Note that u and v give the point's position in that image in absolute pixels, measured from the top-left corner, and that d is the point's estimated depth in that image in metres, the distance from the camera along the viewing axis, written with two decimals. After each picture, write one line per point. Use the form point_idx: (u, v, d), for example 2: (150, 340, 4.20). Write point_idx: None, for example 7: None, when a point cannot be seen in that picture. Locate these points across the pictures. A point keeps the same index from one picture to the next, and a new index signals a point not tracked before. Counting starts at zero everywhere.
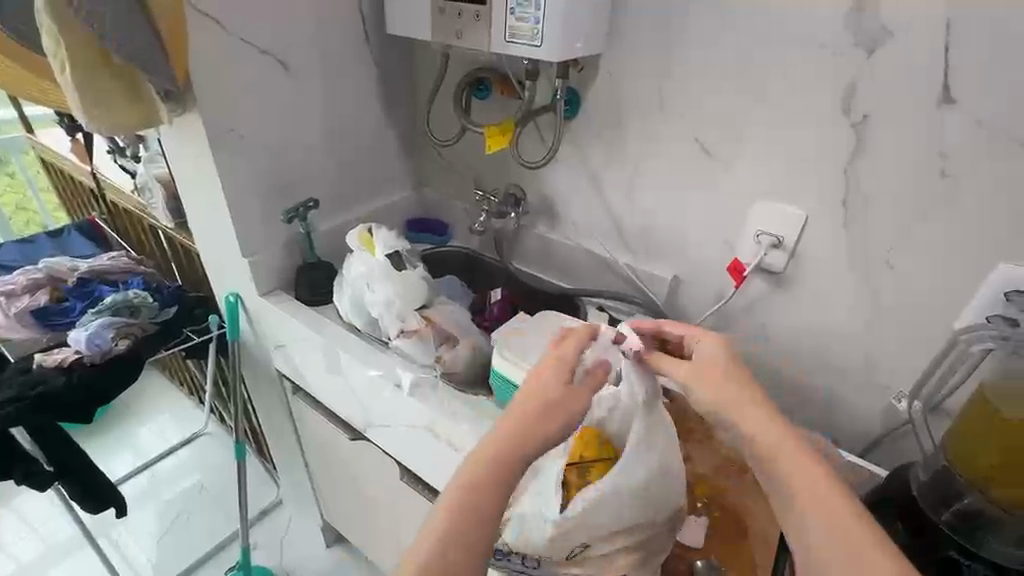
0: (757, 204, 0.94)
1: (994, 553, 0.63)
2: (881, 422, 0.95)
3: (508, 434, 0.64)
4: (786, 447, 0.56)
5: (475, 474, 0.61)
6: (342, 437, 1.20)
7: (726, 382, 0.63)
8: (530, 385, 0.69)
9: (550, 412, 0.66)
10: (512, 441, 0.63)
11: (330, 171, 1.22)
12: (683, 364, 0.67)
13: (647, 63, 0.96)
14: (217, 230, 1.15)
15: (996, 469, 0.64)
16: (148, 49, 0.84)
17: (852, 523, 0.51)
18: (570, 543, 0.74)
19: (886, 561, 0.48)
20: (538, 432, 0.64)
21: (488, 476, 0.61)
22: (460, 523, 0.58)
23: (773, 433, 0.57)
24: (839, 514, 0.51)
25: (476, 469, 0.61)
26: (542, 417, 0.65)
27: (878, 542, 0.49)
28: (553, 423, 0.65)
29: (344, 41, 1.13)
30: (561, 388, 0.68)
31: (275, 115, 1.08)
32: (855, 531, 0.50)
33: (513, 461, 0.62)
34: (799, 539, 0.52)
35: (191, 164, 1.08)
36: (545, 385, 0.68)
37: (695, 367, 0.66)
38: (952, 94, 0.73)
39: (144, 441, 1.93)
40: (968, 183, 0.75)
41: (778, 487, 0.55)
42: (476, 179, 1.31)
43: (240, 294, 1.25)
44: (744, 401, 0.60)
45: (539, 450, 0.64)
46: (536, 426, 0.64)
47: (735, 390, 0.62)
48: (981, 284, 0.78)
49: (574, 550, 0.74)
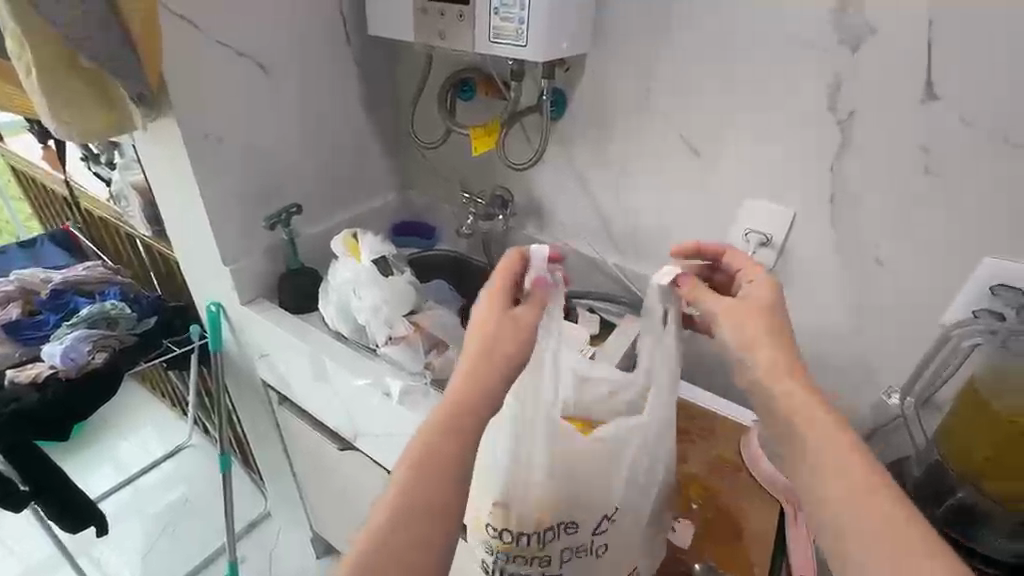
0: (745, 202, 0.94)
1: (994, 548, 0.63)
2: (872, 418, 0.95)
3: (451, 397, 0.60)
4: (815, 409, 0.54)
5: (426, 443, 0.57)
6: (330, 447, 1.18)
7: (766, 325, 0.61)
8: (472, 337, 0.64)
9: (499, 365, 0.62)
10: (464, 403, 0.59)
11: (312, 176, 1.20)
12: (728, 300, 0.64)
13: (632, 62, 0.96)
14: (197, 239, 1.12)
15: (989, 463, 0.66)
16: (120, 53, 0.82)
17: (884, 505, 0.48)
18: (595, 514, 0.74)
19: (901, 519, 0.47)
20: (481, 383, 0.61)
21: (440, 444, 0.57)
22: (415, 496, 0.55)
23: (801, 393, 0.55)
24: (859, 473, 0.50)
25: (426, 437, 0.57)
26: (490, 373, 0.62)
27: (898, 505, 0.48)
28: (495, 369, 0.62)
29: (325, 43, 1.11)
30: (503, 334, 0.64)
31: (255, 119, 1.06)
32: (873, 489, 0.49)
33: (466, 422, 0.59)
34: (815, 494, 0.51)
35: (168, 170, 1.05)
36: (487, 332, 0.64)
37: (740, 306, 0.63)
38: (935, 91, 0.73)
39: (125, 455, 1.88)
40: (952, 180, 0.76)
41: (799, 449, 0.53)
42: (463, 181, 1.30)
43: (221, 303, 1.22)
44: (778, 353, 0.58)
45: (492, 407, 0.61)
46: (477, 378, 0.61)
47: (770, 337, 0.59)
48: (968, 279, 0.79)
49: (600, 525, 0.75)
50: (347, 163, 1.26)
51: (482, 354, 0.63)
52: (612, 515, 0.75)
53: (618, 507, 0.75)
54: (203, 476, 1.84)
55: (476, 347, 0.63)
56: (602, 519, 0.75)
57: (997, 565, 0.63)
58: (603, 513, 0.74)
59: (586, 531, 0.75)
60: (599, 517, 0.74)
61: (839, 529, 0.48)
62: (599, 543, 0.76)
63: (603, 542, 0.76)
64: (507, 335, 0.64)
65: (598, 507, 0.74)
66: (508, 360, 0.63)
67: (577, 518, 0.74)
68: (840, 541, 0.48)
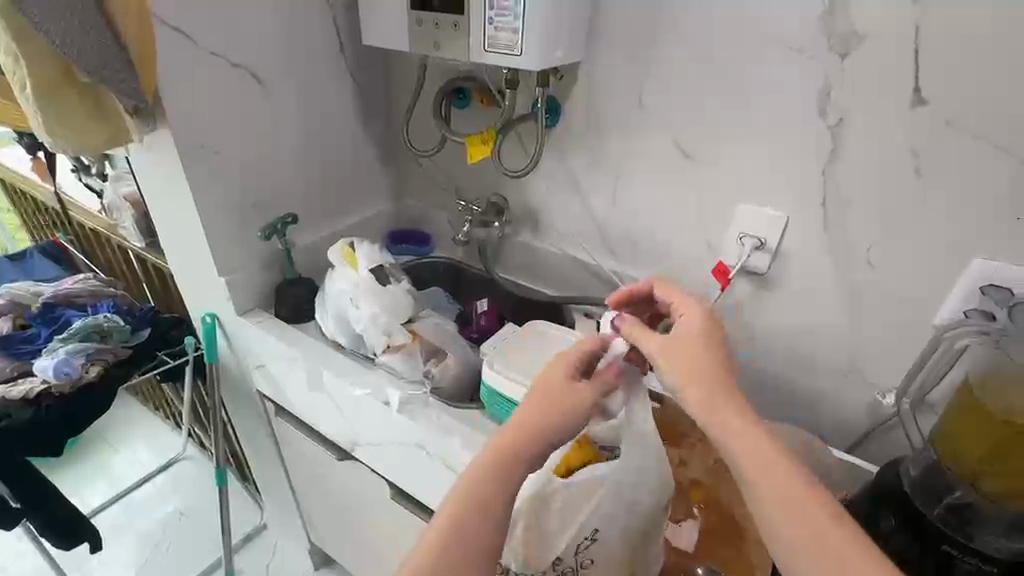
0: (739, 207, 0.95)
1: (985, 545, 0.63)
2: (867, 418, 0.97)
3: (503, 443, 0.61)
4: (751, 437, 0.54)
5: (472, 485, 0.59)
6: (329, 457, 1.17)
7: (699, 359, 0.60)
8: (536, 388, 0.65)
9: (556, 420, 0.62)
10: (514, 452, 0.60)
11: (307, 186, 1.20)
12: (665, 342, 0.63)
13: (625, 69, 0.97)
14: (192, 251, 1.11)
15: (984, 460, 0.66)
16: (114, 64, 0.81)
17: (818, 514, 0.49)
18: (576, 535, 0.70)
19: (847, 540, 0.48)
20: (533, 436, 0.62)
21: (487, 487, 0.59)
22: (455, 535, 0.57)
23: (738, 424, 0.55)
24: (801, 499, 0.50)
25: (473, 478, 0.59)
26: (546, 425, 0.62)
27: (842, 523, 0.49)
28: (550, 423, 0.62)
29: (319, 53, 1.11)
30: (569, 393, 0.64)
31: (250, 129, 1.06)
32: (819, 516, 0.49)
33: (515, 471, 0.60)
34: (766, 527, 0.51)
35: (163, 182, 1.04)
36: (551, 387, 0.65)
37: (673, 343, 0.63)
38: (923, 96, 0.75)
39: (118, 469, 1.86)
40: (941, 183, 0.77)
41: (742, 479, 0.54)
42: (458, 189, 1.30)
43: (217, 315, 1.21)
44: (710, 387, 0.58)
45: (536, 458, 0.61)
46: (529, 429, 0.62)
47: (708, 372, 0.59)
48: (959, 280, 0.80)
49: (582, 546, 0.71)
50: (342, 171, 1.26)
51: (542, 407, 0.63)
52: (594, 533, 0.71)
53: (598, 525, 0.70)
54: (199, 489, 1.82)
55: (538, 400, 0.64)
56: (581, 539, 0.70)
57: (994, 562, 0.63)
58: (583, 533, 0.70)
59: (569, 554, 0.71)
60: (579, 538, 0.70)
61: (796, 563, 0.49)
62: (584, 562, 0.72)
63: (590, 560, 0.72)
64: (573, 394, 0.64)
65: (577, 527, 0.70)
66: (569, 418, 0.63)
67: (555, 542, 0.70)
68: (786, 558, 0.50)
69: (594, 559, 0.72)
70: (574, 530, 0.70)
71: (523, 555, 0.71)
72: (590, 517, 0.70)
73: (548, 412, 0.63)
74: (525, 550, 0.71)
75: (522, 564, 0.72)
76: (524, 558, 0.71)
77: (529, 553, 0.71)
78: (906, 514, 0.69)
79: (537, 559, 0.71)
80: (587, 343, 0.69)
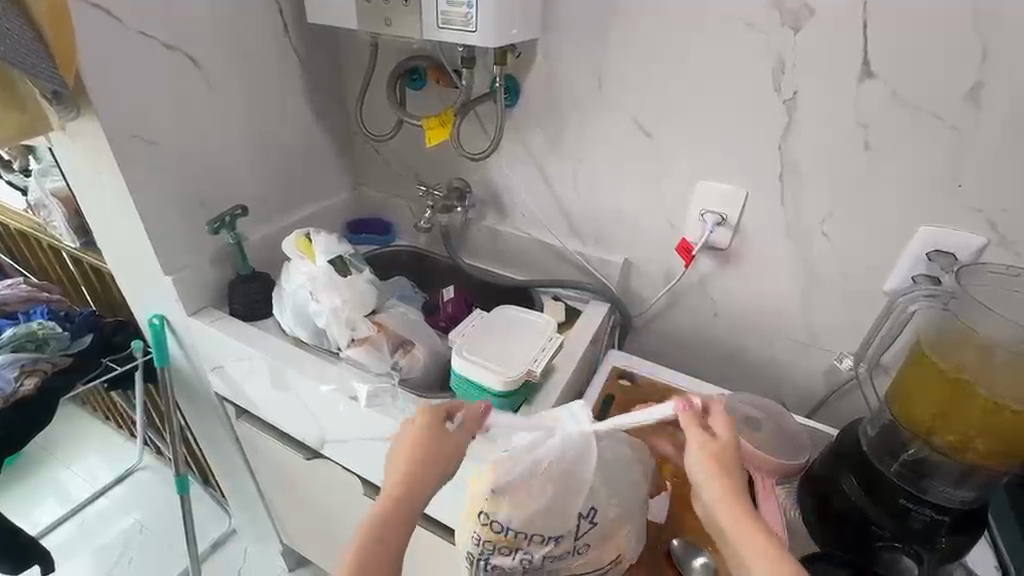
0: (700, 184, 0.95)
1: (937, 496, 0.69)
2: (824, 383, 1.01)
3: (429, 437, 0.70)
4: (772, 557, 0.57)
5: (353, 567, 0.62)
6: (296, 456, 1.13)
7: (713, 471, 0.64)
8: (403, 444, 0.70)
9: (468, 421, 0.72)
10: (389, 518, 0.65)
11: (257, 176, 1.13)
12: (705, 445, 0.66)
13: (582, 48, 0.95)
14: (132, 248, 1.04)
15: (935, 419, 0.68)
16: (26, 46, 0.73)
17: None
18: (576, 512, 0.71)
19: None
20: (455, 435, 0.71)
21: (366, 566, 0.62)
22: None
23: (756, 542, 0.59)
24: None
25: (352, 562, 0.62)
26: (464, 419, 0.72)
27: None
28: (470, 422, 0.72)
29: (258, 35, 1.04)
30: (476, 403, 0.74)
31: (188, 119, 0.99)
32: None
33: (391, 539, 0.64)
34: None
35: (94, 176, 0.96)
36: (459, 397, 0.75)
37: (713, 450, 0.66)
38: (871, 69, 0.76)
39: (69, 484, 1.75)
40: (890, 154, 0.80)
41: None
42: (417, 176, 1.26)
43: (165, 316, 1.13)
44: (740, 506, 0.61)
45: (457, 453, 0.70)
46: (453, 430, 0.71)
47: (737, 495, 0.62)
48: (908, 247, 0.84)
49: (582, 526, 0.72)
50: (294, 160, 1.20)
51: (410, 466, 0.68)
52: (592, 515, 0.71)
53: (597, 504, 0.71)
54: (160, 498, 1.73)
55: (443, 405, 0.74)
56: (580, 518, 0.71)
57: (946, 512, 0.69)
58: (583, 511, 0.71)
59: (568, 534, 0.72)
60: (578, 516, 0.71)
61: None
62: (581, 545, 0.73)
63: (585, 542, 0.72)
64: (439, 447, 0.69)
65: (575, 504, 0.71)
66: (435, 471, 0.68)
67: (559, 521, 0.71)
68: None
69: (590, 542, 0.72)
70: (576, 504, 0.71)
71: (526, 522, 0.71)
72: (587, 496, 0.71)
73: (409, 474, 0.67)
74: (531, 519, 0.70)
75: (521, 528, 0.71)
76: (525, 526, 0.71)
77: (533, 521, 0.71)
78: (866, 474, 0.73)
79: (538, 534, 0.71)
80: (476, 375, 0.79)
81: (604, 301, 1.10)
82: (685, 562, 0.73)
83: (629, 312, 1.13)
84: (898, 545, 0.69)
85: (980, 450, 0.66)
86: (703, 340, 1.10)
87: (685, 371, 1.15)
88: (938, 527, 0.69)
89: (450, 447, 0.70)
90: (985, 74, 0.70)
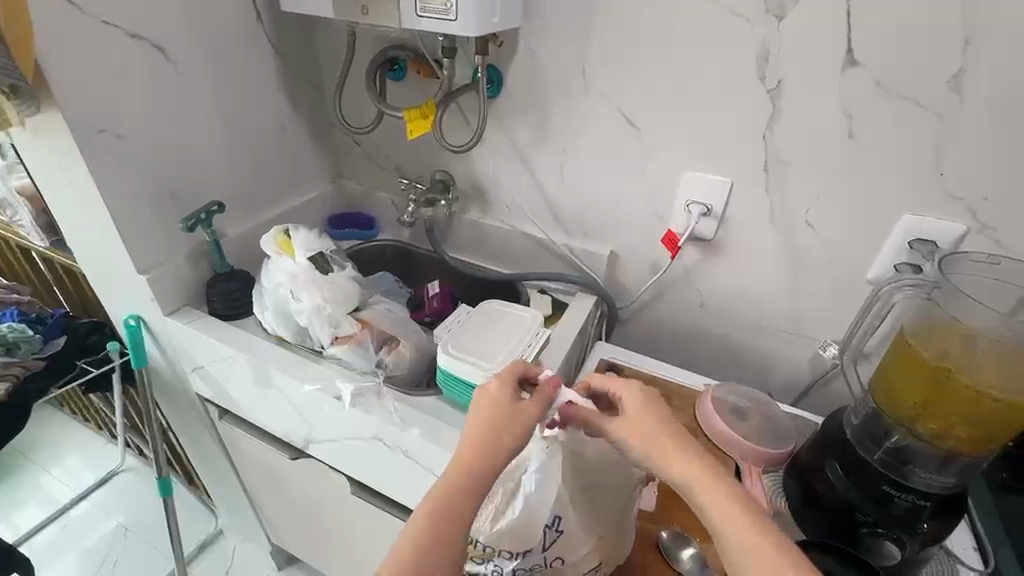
0: (685, 174, 0.95)
1: (919, 482, 0.69)
2: (809, 371, 1.02)
3: (485, 435, 0.64)
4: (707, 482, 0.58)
5: (431, 515, 0.58)
6: (281, 458, 1.12)
7: (653, 439, 0.63)
8: (475, 414, 0.67)
9: (522, 423, 0.66)
10: (467, 476, 0.61)
11: (233, 171, 1.10)
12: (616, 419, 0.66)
13: (565, 35, 0.93)
14: (103, 247, 1.00)
15: (917, 407, 0.69)
16: None
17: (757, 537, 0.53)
18: (540, 522, 0.68)
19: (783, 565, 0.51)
20: (509, 430, 0.65)
21: (441, 518, 0.58)
22: (425, 565, 0.56)
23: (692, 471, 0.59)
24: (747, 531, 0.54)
25: (428, 511, 0.59)
26: (518, 416, 0.66)
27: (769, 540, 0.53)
28: (523, 419, 0.66)
29: (230, 24, 1.01)
30: (530, 404, 0.68)
31: (159, 112, 0.95)
32: (762, 548, 0.52)
33: (466, 500, 0.60)
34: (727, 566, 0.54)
35: (61, 172, 0.92)
36: (504, 396, 0.68)
37: (627, 419, 0.66)
38: (855, 57, 0.76)
39: (49, 488, 1.71)
40: (873, 143, 0.80)
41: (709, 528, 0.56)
42: (399, 168, 1.24)
43: (141, 317, 1.10)
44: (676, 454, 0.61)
45: (513, 453, 0.64)
46: (506, 425, 0.65)
47: (666, 441, 0.62)
48: (892, 236, 0.84)
49: (547, 537, 0.69)
50: (272, 154, 1.17)
51: (482, 433, 0.64)
52: (557, 522, 0.69)
53: (559, 510, 0.69)
54: (145, 500, 1.70)
55: (489, 407, 0.67)
56: (544, 528, 0.68)
57: (928, 498, 0.69)
58: (546, 519, 0.68)
59: (536, 548, 0.69)
60: (542, 525, 0.68)
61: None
62: (552, 558, 0.70)
63: (557, 555, 0.69)
64: (512, 419, 0.66)
65: (541, 514, 0.68)
66: (507, 443, 0.64)
67: (525, 532, 0.68)
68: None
69: (563, 555, 0.70)
70: (540, 513, 0.68)
71: (497, 534, 0.69)
72: (552, 504, 0.69)
73: (487, 437, 0.64)
74: (498, 530, 0.68)
75: (490, 539, 0.69)
76: (493, 537, 0.69)
77: (502, 533, 0.68)
78: (848, 460, 0.74)
79: (508, 547, 0.68)
80: (517, 364, 0.73)
81: (591, 293, 1.09)
82: (673, 553, 0.74)
83: (615, 304, 1.12)
84: (881, 530, 0.70)
85: (962, 435, 0.67)
86: (689, 331, 1.10)
87: (672, 362, 1.15)
88: (920, 513, 0.69)
89: (524, 424, 0.66)
90: (967, 62, 0.71)
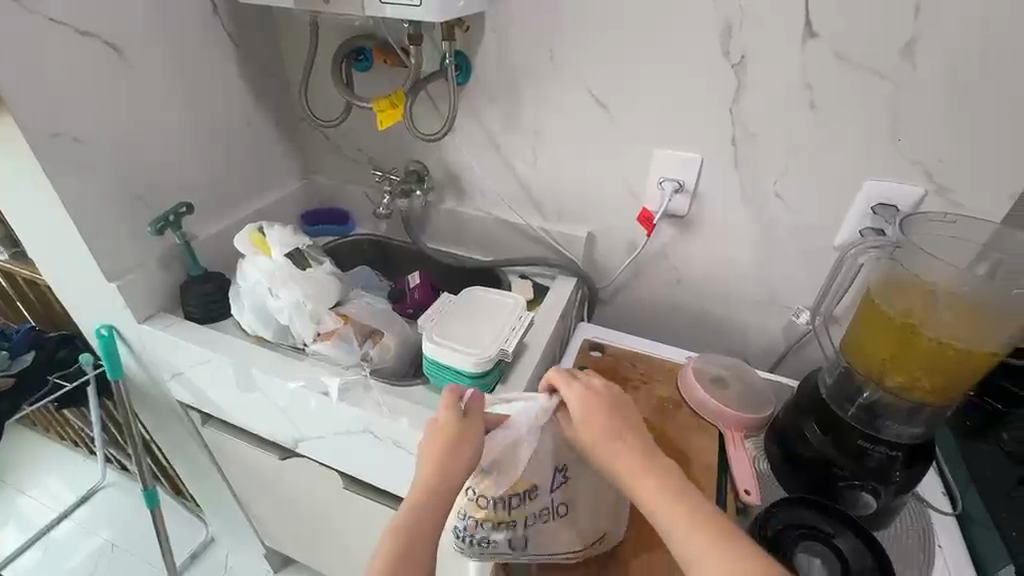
0: (657, 153, 0.96)
1: (890, 434, 0.73)
2: (784, 338, 1.06)
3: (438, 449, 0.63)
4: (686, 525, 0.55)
5: (402, 527, 0.59)
6: (269, 458, 1.10)
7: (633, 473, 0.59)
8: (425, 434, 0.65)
9: (470, 434, 0.64)
10: (429, 484, 0.61)
11: (199, 171, 1.07)
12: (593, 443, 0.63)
13: (531, 18, 0.93)
14: (68, 257, 0.97)
15: (885, 363, 0.73)
16: None
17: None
18: (548, 466, 0.67)
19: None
20: (461, 441, 0.64)
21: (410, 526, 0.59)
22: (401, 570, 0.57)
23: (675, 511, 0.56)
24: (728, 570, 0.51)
25: (398, 523, 0.60)
26: (464, 428, 0.65)
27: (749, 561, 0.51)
28: (471, 431, 0.64)
29: (184, 19, 0.98)
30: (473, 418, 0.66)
31: (116, 113, 0.92)
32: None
33: (431, 505, 0.61)
34: None
35: (17, 180, 0.88)
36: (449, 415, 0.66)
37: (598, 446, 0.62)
38: (814, 29, 0.78)
39: (28, 510, 1.66)
40: (834, 113, 0.82)
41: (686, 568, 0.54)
42: (371, 160, 1.22)
43: (115, 326, 1.07)
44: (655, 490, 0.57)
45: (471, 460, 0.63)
46: (456, 437, 0.64)
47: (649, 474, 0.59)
48: (856, 202, 0.87)
49: (556, 479, 0.68)
50: (238, 151, 1.14)
51: (435, 448, 0.63)
52: (564, 467, 0.68)
53: (564, 457, 0.68)
54: (131, 513, 1.67)
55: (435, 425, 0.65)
56: (554, 472, 0.67)
57: (898, 448, 0.73)
58: (554, 464, 0.67)
59: (544, 488, 0.67)
60: (550, 471, 0.67)
61: None
62: (559, 503, 0.69)
63: (563, 501, 0.69)
64: (460, 442, 0.63)
65: (546, 466, 0.67)
66: (462, 455, 0.63)
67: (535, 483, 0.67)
68: None
69: (569, 500, 0.69)
70: (547, 463, 0.67)
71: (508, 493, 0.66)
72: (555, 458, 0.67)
73: (440, 451, 0.63)
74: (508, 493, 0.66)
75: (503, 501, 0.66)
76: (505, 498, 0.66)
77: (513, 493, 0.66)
78: (824, 419, 0.77)
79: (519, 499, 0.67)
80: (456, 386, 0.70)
81: (570, 276, 1.10)
82: None
83: (595, 284, 1.14)
84: (858, 482, 0.73)
85: (927, 387, 0.70)
86: (668, 306, 1.12)
87: (653, 337, 1.18)
88: (894, 464, 0.72)
89: (474, 436, 0.64)
90: (919, 29, 0.73)
